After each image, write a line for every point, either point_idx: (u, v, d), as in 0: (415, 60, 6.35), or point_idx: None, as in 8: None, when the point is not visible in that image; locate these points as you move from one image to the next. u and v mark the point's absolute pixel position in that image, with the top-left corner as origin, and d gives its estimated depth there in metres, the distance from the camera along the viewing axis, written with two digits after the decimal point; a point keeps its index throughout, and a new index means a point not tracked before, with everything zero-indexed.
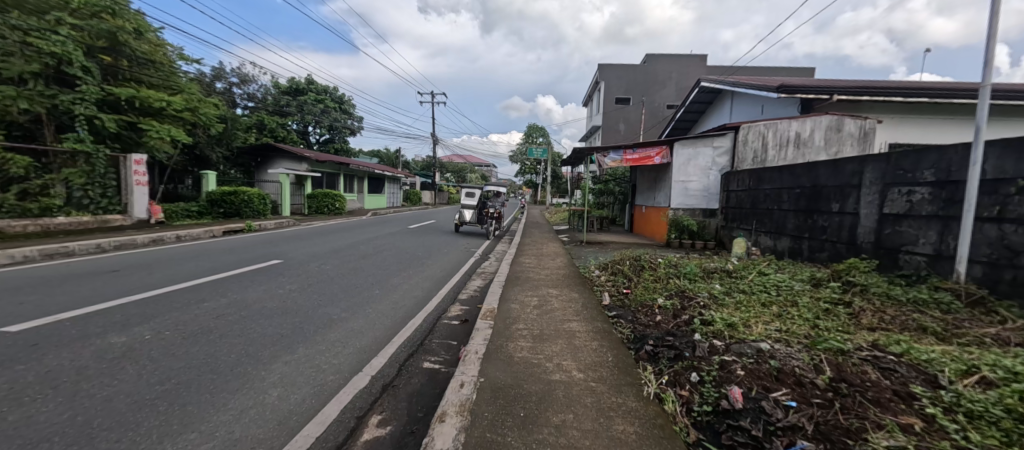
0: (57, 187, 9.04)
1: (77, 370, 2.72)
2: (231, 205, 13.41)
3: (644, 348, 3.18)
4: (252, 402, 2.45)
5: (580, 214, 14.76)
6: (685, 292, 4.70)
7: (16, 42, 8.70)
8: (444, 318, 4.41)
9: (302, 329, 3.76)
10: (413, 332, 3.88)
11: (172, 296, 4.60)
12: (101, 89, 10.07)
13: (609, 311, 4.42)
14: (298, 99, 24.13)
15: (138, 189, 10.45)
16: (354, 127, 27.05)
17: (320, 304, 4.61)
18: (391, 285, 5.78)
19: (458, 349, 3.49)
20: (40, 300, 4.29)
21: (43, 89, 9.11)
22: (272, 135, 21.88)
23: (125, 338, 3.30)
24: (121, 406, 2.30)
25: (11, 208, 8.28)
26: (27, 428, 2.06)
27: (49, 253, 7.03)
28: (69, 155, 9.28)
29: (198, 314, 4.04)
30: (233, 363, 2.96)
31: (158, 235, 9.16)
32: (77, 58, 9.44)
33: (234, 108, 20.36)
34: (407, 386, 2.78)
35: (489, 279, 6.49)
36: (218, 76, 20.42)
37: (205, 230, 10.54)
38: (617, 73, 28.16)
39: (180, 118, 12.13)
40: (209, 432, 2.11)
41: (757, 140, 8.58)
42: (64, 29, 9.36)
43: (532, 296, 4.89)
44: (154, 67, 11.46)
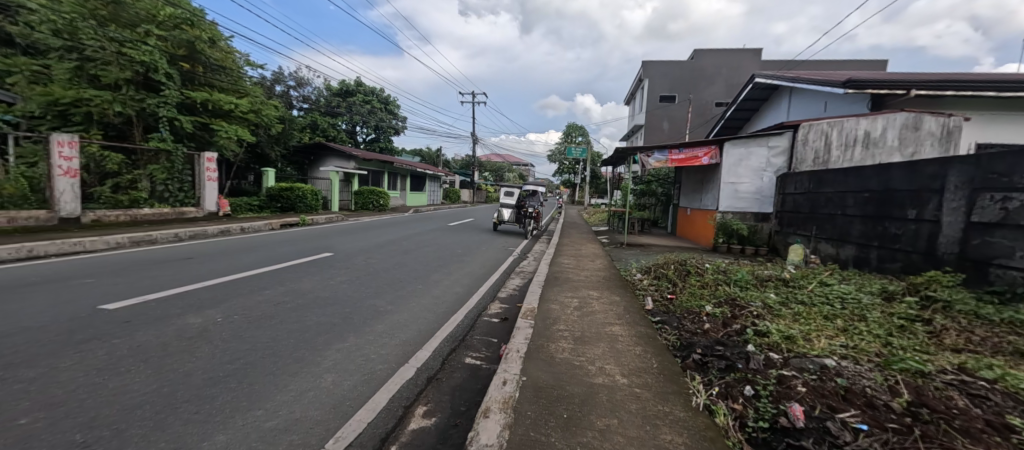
0: (142, 181, 10.09)
1: (162, 346, 3.03)
2: (287, 199, 14.37)
3: (692, 356, 3.07)
4: (310, 385, 2.61)
5: (621, 215, 14.39)
6: (736, 300, 4.46)
7: (112, 52, 9.72)
8: (485, 315, 4.48)
9: (351, 319, 3.98)
10: (454, 327, 3.97)
11: (238, 283, 5.02)
12: (181, 93, 11.07)
13: (653, 316, 4.29)
14: (347, 100, 25.37)
15: (208, 185, 11.42)
16: (398, 126, 28.01)
17: (367, 296, 4.85)
18: (432, 280, 5.95)
19: (499, 346, 3.54)
20: (129, 283, 4.81)
21: (133, 94, 10.20)
22: (323, 134, 23.15)
23: (201, 319, 3.64)
24: (199, 381, 2.53)
25: (107, 200, 9.30)
26: (124, 394, 2.32)
27: (137, 240, 7.88)
28: (153, 152, 10.34)
29: (261, 300, 4.38)
30: (292, 348, 3.18)
31: (225, 226, 9.96)
32: (162, 65, 10.34)
33: (291, 109, 21.76)
34: (450, 380, 2.86)
35: (528, 278, 6.51)
36: (278, 79, 21.90)
37: (265, 223, 11.34)
38: (662, 70, 27.22)
39: (245, 119, 13.07)
40: (272, 410, 2.28)
41: (820, 140, 7.97)
42: (151, 39, 10.36)
43: (572, 297, 4.84)
44: (224, 72, 12.47)
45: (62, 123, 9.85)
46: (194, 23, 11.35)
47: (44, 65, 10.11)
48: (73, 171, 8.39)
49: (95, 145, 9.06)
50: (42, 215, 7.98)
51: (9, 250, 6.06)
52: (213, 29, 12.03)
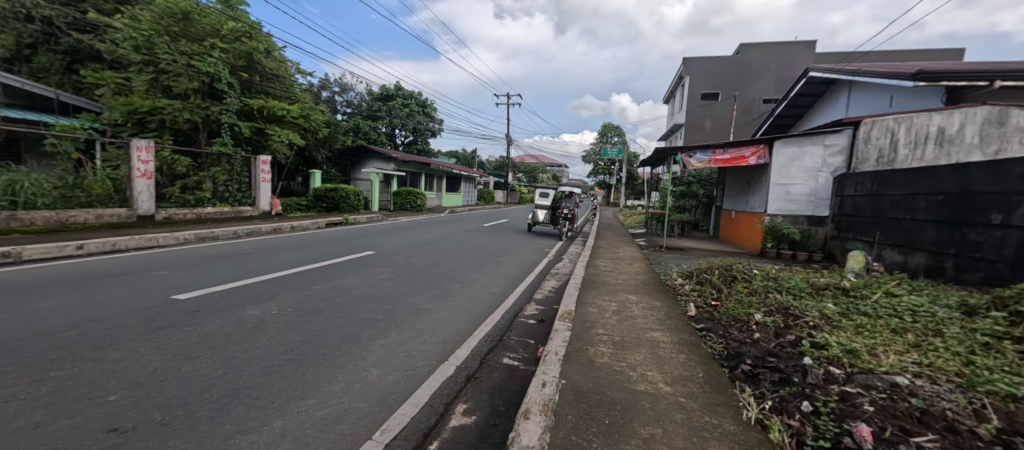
0: (206, 183, 10.91)
1: (225, 335, 3.27)
2: (332, 199, 15.10)
3: (741, 367, 2.92)
4: (356, 378, 2.72)
5: (660, 217, 13.95)
6: (789, 309, 4.20)
7: (183, 65, 10.65)
8: (521, 316, 4.49)
9: (392, 316, 4.11)
10: (491, 327, 4.00)
11: (289, 278, 5.32)
12: (240, 101, 11.92)
13: (696, 323, 4.12)
14: (388, 104, 26.28)
15: (263, 186, 12.21)
16: (435, 129, 28.66)
17: (407, 294, 5.00)
18: (469, 279, 6.03)
19: (536, 348, 3.53)
20: (195, 276, 5.23)
21: (200, 103, 11.11)
22: (365, 137, 24.12)
23: (258, 311, 3.89)
24: (258, 369, 2.71)
25: (178, 199, 10.16)
26: (194, 378, 2.52)
27: (201, 237, 8.55)
28: (216, 156, 11.19)
29: (310, 295, 4.62)
30: (340, 342, 3.32)
31: (277, 225, 10.61)
32: (225, 76, 11.21)
33: (335, 114, 22.84)
34: (489, 379, 2.88)
35: (563, 280, 6.45)
36: (325, 86, 23.05)
37: (313, 221, 11.96)
38: (705, 66, 26.15)
39: (296, 124, 13.87)
40: (323, 400, 2.39)
41: (885, 137, 7.21)
42: (215, 52, 11.24)
43: (610, 301, 4.75)
44: (278, 80, 13.31)
45: (139, 129, 10.87)
46: (251, 35, 12.33)
47: (126, 77, 11.22)
48: (149, 173, 9.29)
49: (168, 150, 9.92)
50: (123, 213, 8.85)
51: (97, 244, 6.76)
52: (269, 40, 12.90)
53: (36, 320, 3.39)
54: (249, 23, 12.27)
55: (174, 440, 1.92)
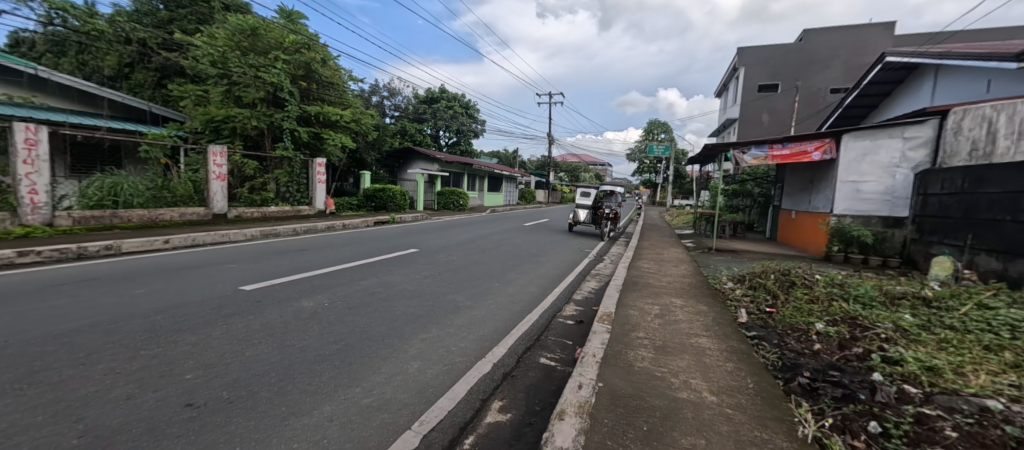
0: (270, 184, 11.72)
1: (282, 324, 3.50)
2: (380, 199, 15.76)
3: (798, 379, 2.71)
4: (398, 370, 2.81)
5: (709, 217, 13.30)
6: (857, 319, 3.85)
7: (251, 76, 11.56)
8: (559, 316, 4.45)
9: (434, 311, 4.22)
10: (529, 326, 4.00)
11: (341, 273, 5.62)
12: (299, 108, 12.73)
13: (747, 330, 3.89)
14: (433, 106, 27.04)
15: (319, 186, 12.95)
16: (478, 130, 29.14)
17: (448, 291, 5.11)
18: (509, 278, 6.07)
19: (574, 349, 3.48)
20: (258, 269, 5.65)
21: (265, 111, 12.01)
22: (411, 139, 24.96)
23: (312, 303, 4.14)
24: (310, 357, 2.88)
25: (246, 199, 11.02)
26: (254, 362, 2.73)
27: (265, 233, 9.24)
28: (280, 159, 12.02)
29: (358, 289, 4.85)
30: (384, 334, 3.46)
31: (330, 223, 11.22)
32: (286, 85, 12.03)
33: (384, 117, 23.81)
34: (525, 378, 2.87)
35: (604, 281, 6.32)
36: (375, 91, 24.11)
37: (362, 220, 12.55)
38: (762, 57, 24.58)
39: (348, 128, 14.57)
40: (367, 389, 2.49)
41: (979, 128, 6.21)
42: (278, 63, 12.08)
43: (652, 304, 4.59)
44: (332, 88, 14.08)
45: (215, 136, 11.89)
46: (310, 46, 13.09)
47: (204, 90, 12.34)
48: (222, 175, 10.15)
49: (237, 155, 10.70)
50: (202, 212, 9.73)
51: (180, 239, 7.51)
52: (324, 50, 13.67)
53: (129, 304, 3.82)
54: (308, 36, 13.03)
55: (236, 417, 2.08)
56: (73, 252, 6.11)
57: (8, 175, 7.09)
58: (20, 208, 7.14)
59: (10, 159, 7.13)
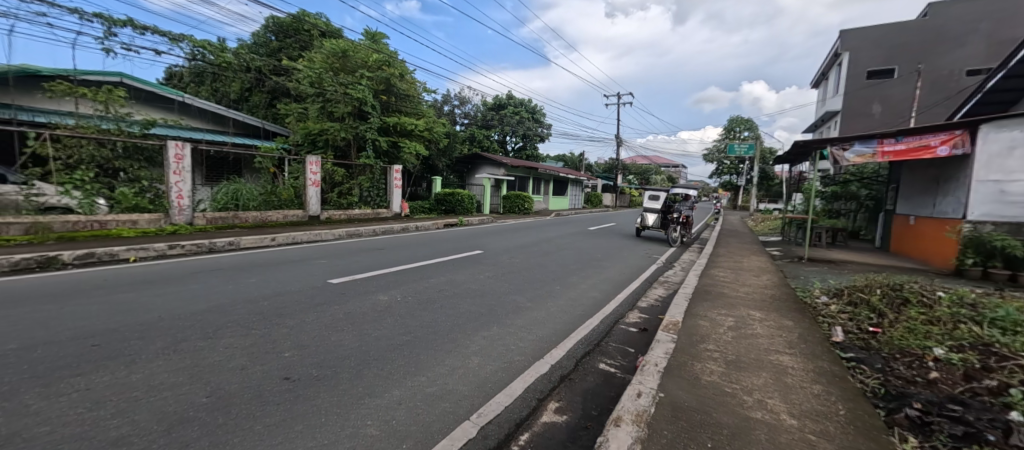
0: (355, 190, 12.87)
1: (362, 314, 3.90)
2: (450, 203, 16.59)
3: (904, 411, 2.42)
4: (460, 363, 3.00)
5: (801, 223, 12.06)
6: (995, 348, 3.30)
7: (341, 94, 12.83)
8: (622, 323, 4.37)
9: (496, 311, 4.39)
10: (590, 331, 4.00)
11: (413, 271, 6.07)
12: (381, 119, 13.83)
13: (843, 351, 3.52)
14: (500, 113, 27.77)
15: (396, 191, 13.95)
16: (544, 134, 29.33)
17: (510, 292, 5.28)
18: (571, 282, 6.09)
19: (636, 357, 3.41)
20: (343, 264, 6.31)
21: (352, 123, 13.24)
22: (479, 145, 25.86)
23: (387, 297, 4.55)
24: (384, 346, 3.17)
25: (335, 203, 12.26)
26: (338, 347, 3.08)
27: (350, 234, 10.18)
28: (364, 167, 13.17)
29: (428, 286, 5.20)
30: (449, 329, 3.69)
31: (405, 225, 12.05)
32: (369, 99, 13.13)
33: (454, 125, 24.97)
34: (582, 382, 2.90)
35: (672, 289, 6.06)
36: (446, 100, 25.39)
37: (433, 222, 13.32)
38: (869, 41, 21.68)
39: (422, 137, 15.51)
40: (431, 379, 2.70)
41: None
42: (364, 80, 13.25)
43: (727, 315, 4.32)
44: (409, 100, 15.09)
45: (312, 148, 13.40)
46: (390, 63, 14.15)
47: (304, 107, 13.95)
48: (317, 182, 11.39)
49: (328, 164, 11.94)
50: (300, 214, 11.02)
51: (284, 237, 8.62)
52: (403, 65, 14.70)
53: (245, 290, 4.51)
54: (388, 54, 14.14)
55: (324, 392, 2.38)
56: (206, 247, 7.29)
57: (164, 184, 8.70)
58: (170, 209, 8.67)
59: (164, 170, 8.72)
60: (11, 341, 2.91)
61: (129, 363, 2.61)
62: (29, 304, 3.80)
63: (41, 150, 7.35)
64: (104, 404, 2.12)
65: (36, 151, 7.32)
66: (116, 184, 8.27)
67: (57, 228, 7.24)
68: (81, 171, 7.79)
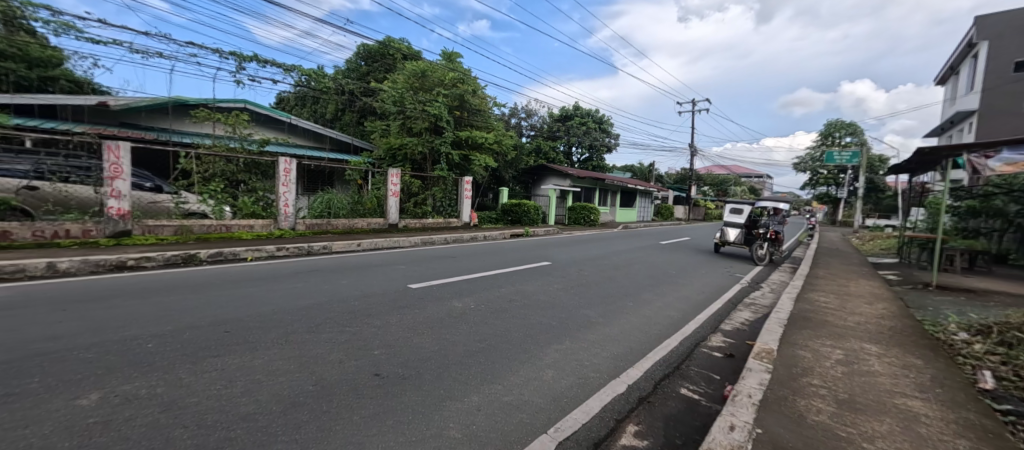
0: (429, 200, 13.60)
1: (438, 319, 4.07)
2: (516, 213, 16.84)
3: None
4: (534, 375, 2.99)
5: (924, 243, 10.29)
6: None
7: (419, 111, 13.69)
8: (704, 346, 4.05)
9: (567, 324, 4.32)
10: (669, 352, 3.76)
11: (483, 279, 6.22)
12: (454, 134, 14.52)
13: (995, 401, 2.91)
14: (567, 124, 27.68)
15: (466, 201, 14.51)
16: (611, 144, 28.64)
17: (581, 305, 5.17)
18: (645, 298, 5.80)
19: (723, 385, 3.14)
20: (419, 270, 6.66)
21: (429, 138, 14.06)
22: (545, 156, 25.98)
23: (461, 304, 4.70)
24: (461, 352, 3.27)
25: (411, 212, 13.06)
26: (419, 349, 3.24)
27: (424, 241, 10.75)
28: (438, 179, 13.88)
29: (499, 296, 5.28)
30: (521, 340, 3.70)
31: (474, 234, 12.44)
32: (444, 115, 13.88)
33: (521, 136, 25.40)
34: (663, 407, 2.73)
35: (761, 313, 5.49)
36: (514, 112, 25.92)
37: (500, 232, 13.59)
38: (1015, 26, 18.16)
39: (492, 150, 16.00)
40: (507, 388, 2.72)
41: None
42: (440, 97, 14.05)
43: (833, 346, 3.81)
44: (480, 114, 15.70)
45: (392, 161, 14.45)
46: (464, 80, 14.87)
47: (386, 124, 15.15)
48: (397, 192, 12.25)
49: (406, 175, 12.79)
50: (381, 222, 11.92)
51: (367, 243, 9.34)
52: (476, 81, 15.36)
53: (335, 291, 4.95)
54: (462, 71, 14.88)
55: (410, 391, 2.52)
56: (305, 249, 8.18)
57: (273, 194, 9.95)
58: (278, 215, 9.91)
59: (274, 182, 9.99)
60: (167, 323, 3.50)
61: (251, 349, 3.00)
62: (175, 293, 4.53)
63: (189, 167, 8.94)
64: (234, 383, 2.45)
65: (184, 167, 8.87)
66: (238, 193, 9.61)
67: (196, 230, 8.69)
68: (213, 182, 9.22)
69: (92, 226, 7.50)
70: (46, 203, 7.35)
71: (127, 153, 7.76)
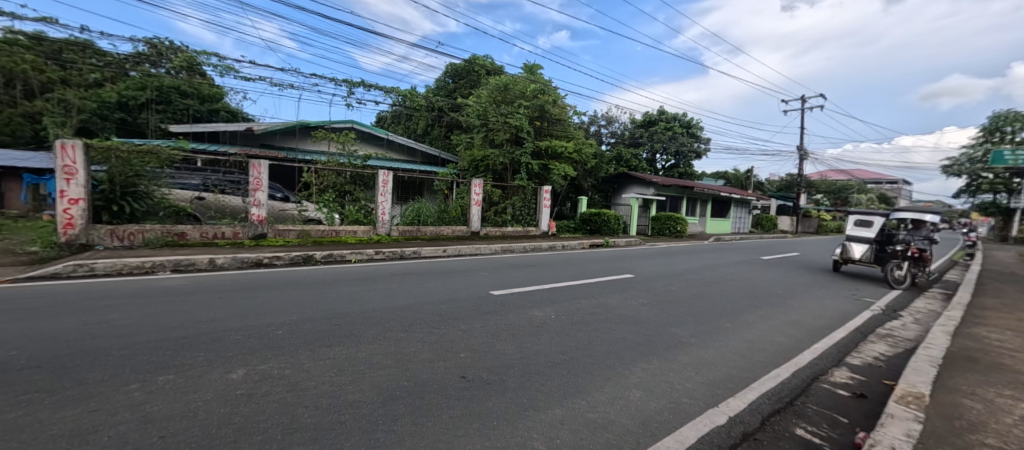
0: (509, 209, 13.83)
1: (520, 327, 4.06)
2: (595, 223, 16.41)
3: None
4: (621, 394, 2.81)
5: None
6: None
7: (501, 123, 14.09)
8: (825, 381, 3.46)
9: (655, 342, 4.03)
10: (779, 384, 3.28)
11: (564, 289, 6.11)
12: (534, 143, 14.68)
13: None
14: (651, 129, 26.41)
15: (544, 210, 14.53)
16: (701, 149, 26.63)
17: (671, 323, 4.79)
18: (746, 320, 5.18)
19: (853, 430, 2.63)
20: (500, 278, 6.77)
21: (510, 148, 14.37)
22: (627, 164, 25.02)
23: (542, 313, 4.66)
24: (542, 362, 3.21)
25: (492, 220, 13.42)
26: (501, 355, 3.26)
27: (503, 249, 10.92)
28: (518, 188, 14.10)
29: (580, 307, 5.13)
30: (605, 355, 3.53)
31: (552, 243, 12.37)
32: (524, 126, 14.11)
33: (601, 144, 24.84)
34: (775, 447, 2.37)
35: (902, 347, 4.55)
36: (594, 120, 25.46)
37: (579, 242, 13.34)
38: None
39: (571, 158, 15.88)
40: (592, 404, 2.60)
41: None
42: (521, 109, 14.34)
43: (1014, 399, 2.98)
44: (559, 124, 15.72)
45: (474, 172, 15.03)
46: (545, 90, 15.01)
47: (470, 137, 15.86)
48: (478, 201, 12.74)
49: (489, 185, 13.18)
50: (463, 230, 12.43)
51: (451, 250, 9.78)
52: (556, 91, 15.39)
53: (423, 293, 5.23)
54: (543, 82, 15.05)
55: (493, 396, 2.53)
56: (399, 254, 8.84)
57: (372, 203, 10.98)
58: (376, 222, 10.90)
59: (374, 192, 11.02)
60: (289, 314, 4.00)
61: (355, 343, 3.27)
62: (293, 289, 5.18)
63: (309, 180, 10.19)
64: (340, 372, 2.68)
65: (306, 180, 10.14)
66: (345, 203, 10.69)
67: (314, 234, 9.88)
68: (326, 194, 10.37)
69: (240, 229, 8.98)
70: (210, 210, 8.93)
71: (266, 169, 9.25)
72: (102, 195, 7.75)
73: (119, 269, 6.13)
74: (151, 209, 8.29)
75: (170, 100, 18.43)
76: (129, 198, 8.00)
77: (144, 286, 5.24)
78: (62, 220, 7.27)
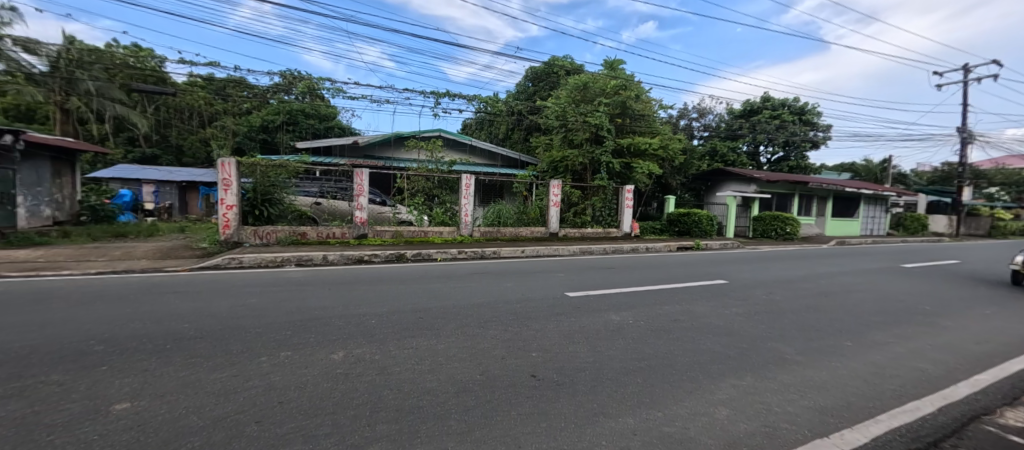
0: (588, 210, 13.63)
1: (595, 330, 4.01)
2: (684, 224, 15.36)
3: None
4: (703, 409, 2.63)
5: None
6: None
7: (580, 122, 13.95)
8: (982, 421, 2.81)
9: (749, 357, 3.66)
10: (912, 419, 2.75)
11: (644, 293, 5.85)
12: (615, 141, 14.26)
13: None
14: (752, 119, 23.87)
15: (626, 211, 13.98)
16: (816, 139, 23.33)
17: (769, 337, 4.31)
18: (870, 339, 4.44)
19: None
20: (578, 279, 6.73)
21: (590, 148, 14.12)
22: (722, 159, 22.95)
23: (619, 318, 4.53)
24: (617, 368, 3.13)
25: (571, 221, 13.34)
26: (574, 358, 3.25)
27: (582, 251, 10.80)
28: (598, 189, 13.82)
29: (661, 313, 4.88)
30: (687, 367, 3.32)
31: (634, 245, 11.87)
32: (604, 123, 13.76)
33: (692, 139, 23.15)
34: None
35: None
36: (684, 114, 23.84)
37: (665, 244, 12.61)
38: None
39: (656, 155, 15.09)
40: (669, 417, 2.47)
41: None
42: (601, 107, 14.00)
43: None
44: (643, 119, 15.02)
45: (554, 173, 15.05)
46: (627, 86, 14.45)
47: (550, 138, 15.92)
48: (557, 202, 12.77)
49: (567, 186, 13.17)
50: (542, 231, 12.53)
51: (530, 250, 9.93)
52: (640, 86, 14.72)
53: (502, 292, 5.41)
54: (625, 78, 14.49)
55: (564, 398, 2.54)
56: (481, 253, 9.24)
57: (456, 205, 11.61)
58: (461, 224, 11.49)
59: (458, 195, 11.67)
60: (383, 307, 4.43)
61: (437, 336, 3.51)
62: (388, 284, 5.73)
63: (402, 185, 11.12)
64: (423, 362, 2.91)
65: (399, 185, 11.08)
66: (433, 205, 11.46)
67: (406, 234, 10.74)
68: (417, 197, 11.21)
69: (347, 229, 10.11)
70: (325, 214, 10.33)
71: (367, 176, 10.25)
72: (249, 201, 9.35)
73: (260, 261, 7.44)
74: (282, 213, 9.79)
75: (298, 121, 21.58)
76: (266, 204, 9.50)
77: (276, 277, 6.25)
78: (222, 222, 8.93)
